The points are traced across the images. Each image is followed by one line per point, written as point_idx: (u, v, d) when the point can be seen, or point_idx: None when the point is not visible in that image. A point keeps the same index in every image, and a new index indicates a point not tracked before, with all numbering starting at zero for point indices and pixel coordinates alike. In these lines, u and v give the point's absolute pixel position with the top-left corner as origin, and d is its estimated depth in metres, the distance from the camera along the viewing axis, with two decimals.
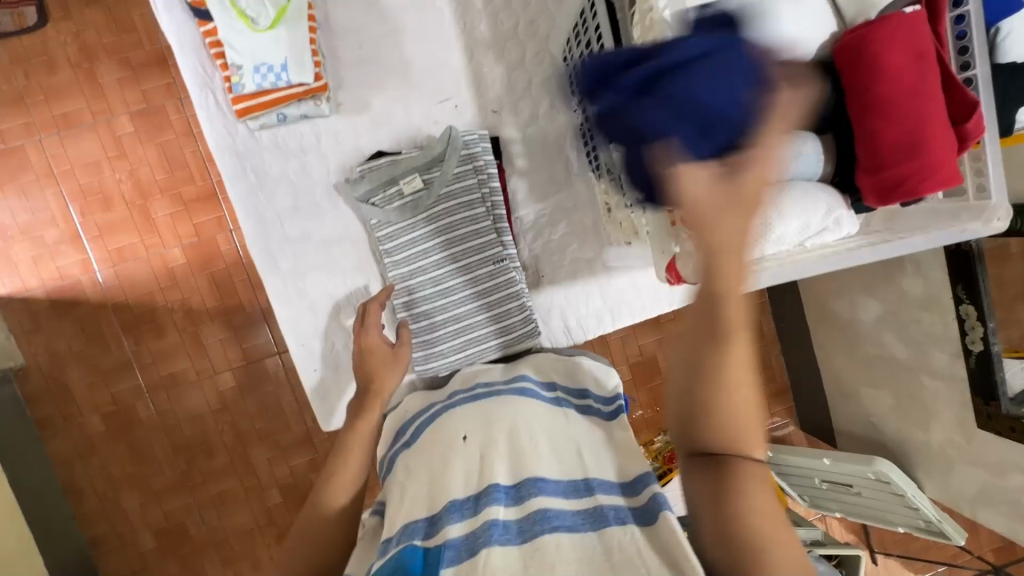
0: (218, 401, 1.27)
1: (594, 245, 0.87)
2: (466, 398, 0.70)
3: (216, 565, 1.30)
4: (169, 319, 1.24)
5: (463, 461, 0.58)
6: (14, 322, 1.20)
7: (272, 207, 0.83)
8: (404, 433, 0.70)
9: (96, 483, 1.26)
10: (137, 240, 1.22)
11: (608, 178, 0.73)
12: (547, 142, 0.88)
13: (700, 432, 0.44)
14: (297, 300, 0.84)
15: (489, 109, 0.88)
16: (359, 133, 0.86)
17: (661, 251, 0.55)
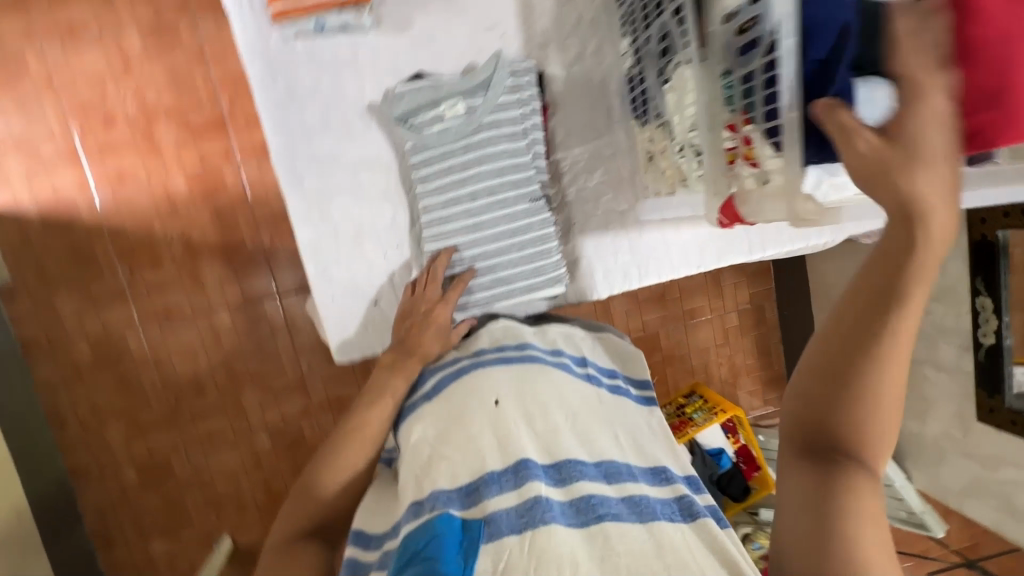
0: (213, 339, 1.24)
1: (627, 196, 0.87)
2: (496, 361, 0.65)
3: (199, 505, 1.28)
4: (167, 251, 1.20)
5: (499, 427, 0.56)
6: (3, 238, 1.15)
7: (302, 121, 0.80)
8: (423, 383, 0.67)
9: (81, 413, 1.22)
10: (138, 163, 1.17)
11: (657, 123, 0.73)
12: (591, 83, 0.87)
13: (844, 424, 0.41)
14: (321, 222, 0.83)
15: (536, 44, 0.84)
16: (396, 52, 0.81)
17: (715, 191, 0.60)
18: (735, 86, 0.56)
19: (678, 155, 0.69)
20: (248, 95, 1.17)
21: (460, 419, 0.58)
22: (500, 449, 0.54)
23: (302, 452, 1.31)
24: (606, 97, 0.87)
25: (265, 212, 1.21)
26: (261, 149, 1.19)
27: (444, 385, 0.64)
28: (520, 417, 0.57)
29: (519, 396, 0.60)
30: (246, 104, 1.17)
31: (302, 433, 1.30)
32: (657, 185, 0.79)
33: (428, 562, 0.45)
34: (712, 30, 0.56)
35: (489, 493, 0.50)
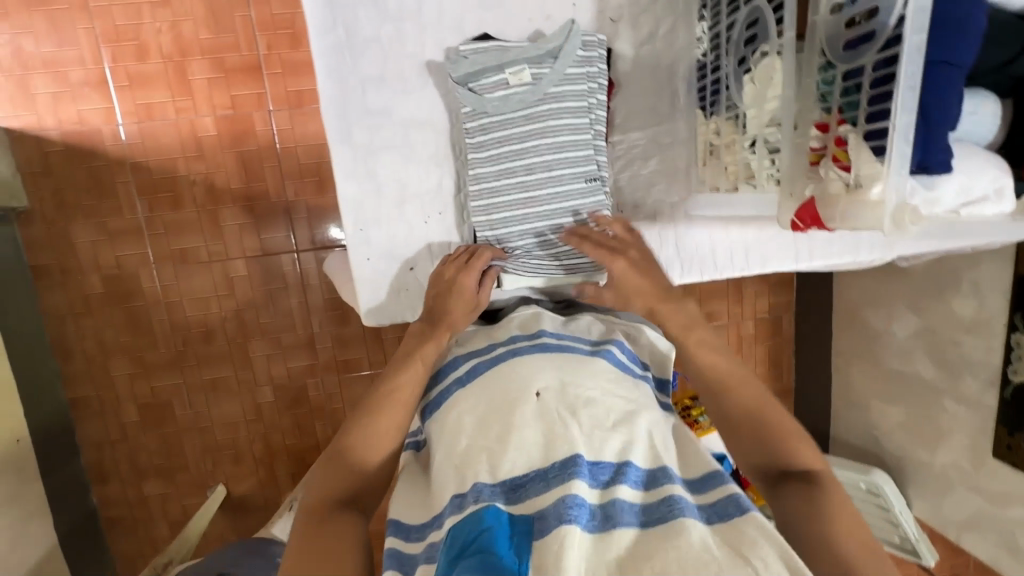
0: (226, 288, 1.22)
1: (681, 189, 0.87)
2: (534, 349, 0.68)
3: (196, 451, 1.28)
4: (189, 192, 1.17)
5: (543, 421, 0.61)
6: (23, 159, 1.12)
7: (356, 72, 0.78)
8: (454, 369, 0.70)
9: (87, 346, 1.21)
10: (167, 98, 1.13)
11: (726, 115, 0.76)
12: (658, 67, 0.86)
13: (767, 460, 0.64)
14: (365, 178, 0.81)
15: (608, 16, 0.83)
16: (463, 7, 0.80)
17: (791, 192, 0.64)
18: (836, 82, 0.59)
19: (751, 150, 0.72)
20: (286, 40, 1.13)
21: (508, 408, 0.62)
22: (547, 447, 0.59)
23: (303, 409, 1.30)
24: (673, 81, 0.86)
25: (292, 165, 1.18)
26: (294, 98, 1.15)
27: (479, 370, 0.67)
28: (563, 409, 0.61)
29: (563, 391, 0.63)
30: (284, 50, 1.13)
31: (305, 391, 1.29)
32: (716, 180, 0.80)
33: (482, 555, 0.51)
34: (814, 19, 0.59)
35: (534, 490, 0.56)
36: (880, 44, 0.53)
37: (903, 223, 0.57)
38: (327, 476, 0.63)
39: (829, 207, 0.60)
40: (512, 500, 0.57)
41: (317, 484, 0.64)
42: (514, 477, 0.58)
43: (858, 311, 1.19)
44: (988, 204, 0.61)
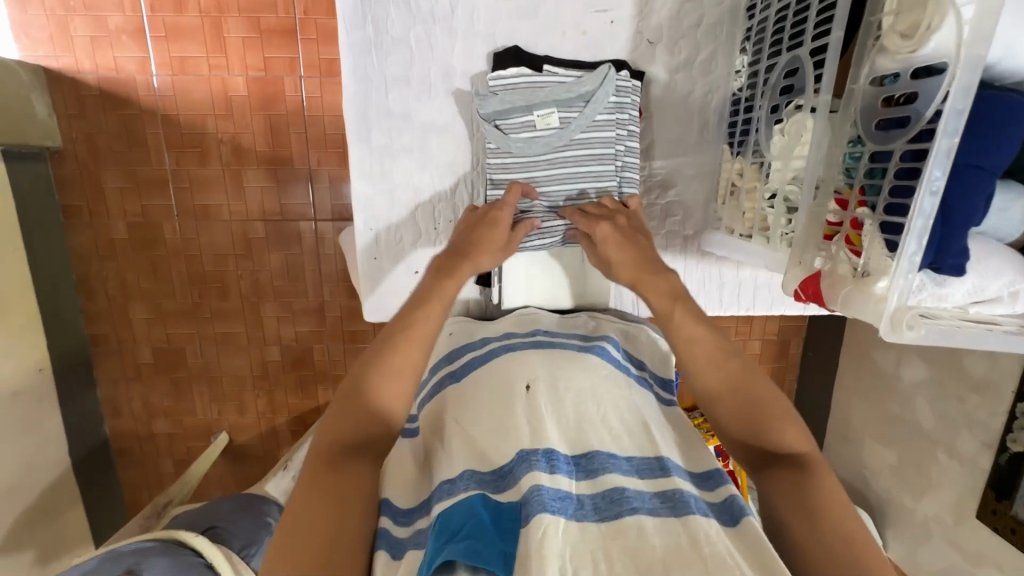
0: (243, 246, 1.25)
1: (696, 225, 0.94)
2: (528, 345, 0.80)
3: (204, 398, 1.34)
4: (215, 149, 1.18)
5: (531, 410, 0.69)
6: (59, 100, 1.14)
7: (381, 71, 0.84)
8: (459, 358, 0.83)
9: (110, 288, 1.26)
10: (202, 54, 1.13)
11: (753, 157, 0.79)
12: (691, 97, 0.90)
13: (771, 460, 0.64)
14: (379, 179, 0.88)
15: (645, 38, 0.86)
16: (499, 14, 0.83)
17: (801, 261, 0.68)
18: (863, 158, 0.62)
19: (766, 203, 0.76)
20: (323, 6, 1.11)
21: (504, 399, 0.71)
22: (531, 437, 0.65)
23: (306, 371, 1.35)
24: (705, 113, 0.90)
25: (318, 133, 1.18)
26: (325, 66, 1.15)
27: (472, 365, 0.80)
28: (548, 400, 0.71)
29: (551, 387, 0.72)
30: (321, 16, 1.12)
31: (310, 354, 1.33)
32: (733, 222, 0.85)
33: (470, 541, 0.54)
34: (853, 88, 0.63)
35: (521, 474, 0.61)
36: (911, 134, 0.56)
37: (899, 324, 0.59)
38: (342, 424, 0.63)
39: (833, 285, 0.65)
40: (500, 488, 0.62)
41: (327, 432, 0.63)
42: (503, 466, 0.64)
43: (867, 350, 1.16)
44: (999, 302, 0.65)
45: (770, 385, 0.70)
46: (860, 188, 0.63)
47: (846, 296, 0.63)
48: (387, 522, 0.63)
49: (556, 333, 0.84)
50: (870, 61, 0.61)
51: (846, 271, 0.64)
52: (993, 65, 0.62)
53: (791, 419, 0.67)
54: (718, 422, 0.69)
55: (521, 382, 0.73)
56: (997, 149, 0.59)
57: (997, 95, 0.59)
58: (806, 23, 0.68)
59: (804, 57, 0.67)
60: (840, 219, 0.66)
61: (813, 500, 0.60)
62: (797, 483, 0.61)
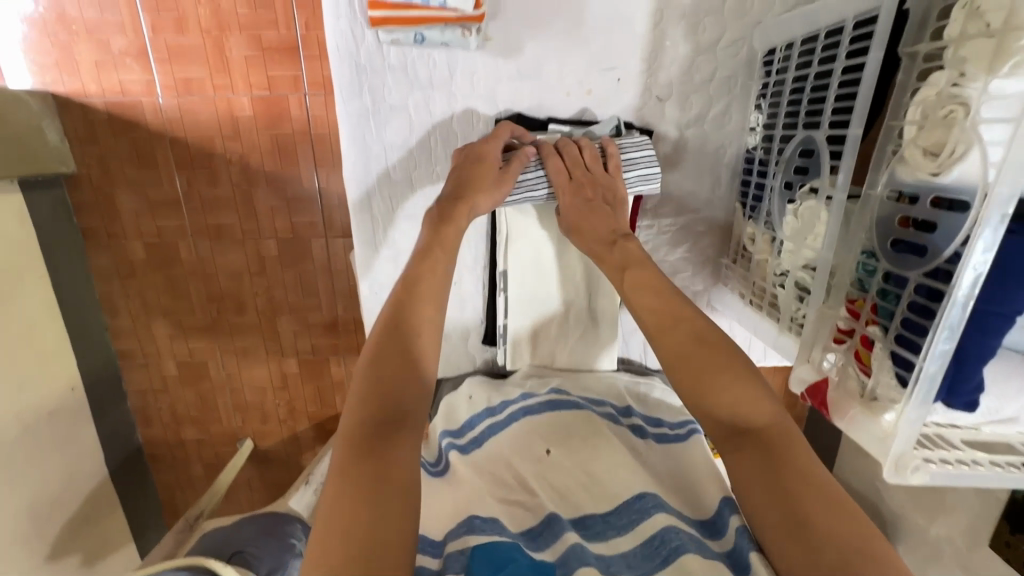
0: (258, 264, 1.26)
1: (704, 280, 1.10)
2: (546, 407, 0.92)
3: (228, 408, 1.40)
4: (225, 170, 1.18)
5: (552, 472, 0.83)
6: (70, 126, 1.14)
7: (378, 142, 0.97)
8: (473, 428, 0.92)
9: (132, 307, 1.29)
10: (205, 75, 1.11)
11: (764, 226, 0.93)
12: (703, 152, 1.01)
13: (743, 436, 0.68)
14: (376, 243, 1.02)
15: (654, 95, 0.97)
16: (501, 77, 0.95)
17: (808, 358, 0.80)
18: (878, 275, 0.70)
19: (776, 279, 0.89)
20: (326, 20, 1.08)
21: (529, 464, 0.84)
22: (563, 496, 0.80)
23: (324, 383, 1.38)
24: (718, 167, 1.02)
25: (325, 151, 1.17)
26: (330, 84, 1.13)
27: (501, 428, 0.90)
28: (567, 461, 0.84)
29: (568, 450, 0.85)
30: (323, 32, 1.09)
31: (327, 366, 1.37)
32: (742, 287, 1.01)
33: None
34: (871, 193, 0.71)
35: (552, 536, 0.72)
36: (927, 268, 0.63)
37: (904, 468, 0.67)
38: (365, 399, 0.67)
39: (840, 403, 0.75)
40: (535, 546, 0.72)
41: (361, 396, 0.68)
42: (533, 529, 0.75)
43: None
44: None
45: (746, 373, 0.72)
46: (874, 308, 0.71)
47: (853, 417, 0.74)
48: (425, 562, 0.69)
49: (564, 392, 0.95)
50: (889, 169, 0.69)
51: (855, 390, 0.74)
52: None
53: (758, 395, 0.70)
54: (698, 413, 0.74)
55: (541, 447, 0.86)
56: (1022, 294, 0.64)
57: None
58: (824, 106, 0.76)
59: (822, 142, 0.76)
60: (849, 327, 0.75)
61: (781, 469, 0.64)
62: (766, 462, 0.65)
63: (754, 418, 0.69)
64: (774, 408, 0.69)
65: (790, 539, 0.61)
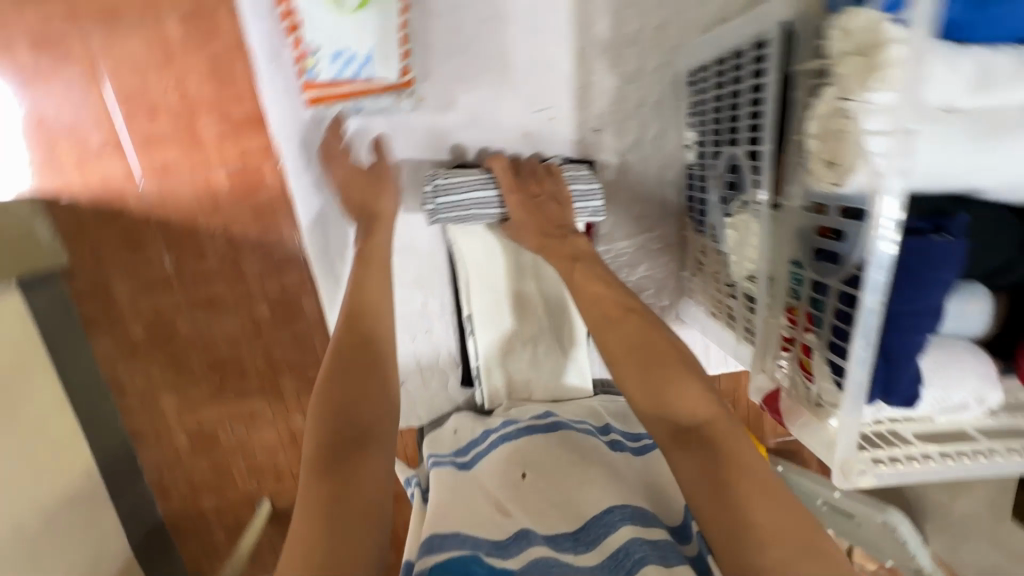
0: (254, 330, 1.30)
1: (668, 295, 1.20)
2: (521, 432, 0.93)
3: (243, 471, 1.41)
4: (211, 244, 1.22)
5: (525, 496, 0.83)
6: (60, 223, 1.18)
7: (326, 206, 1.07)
8: (462, 454, 0.95)
9: (139, 387, 1.32)
10: (181, 156, 1.16)
11: (712, 239, 1.01)
12: (645, 172, 1.11)
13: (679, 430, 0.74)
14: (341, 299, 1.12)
15: (590, 126, 1.07)
16: (437, 128, 1.04)
17: (763, 367, 0.88)
18: (805, 283, 0.77)
19: (728, 290, 0.98)
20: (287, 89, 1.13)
21: (501, 488, 0.84)
22: (537, 514, 0.79)
23: None
24: (663, 185, 1.13)
25: None
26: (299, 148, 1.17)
27: (484, 454, 0.93)
28: (542, 483, 0.85)
29: (543, 471, 0.86)
30: None
31: None
32: (705, 295, 1.09)
33: None
34: (789, 206, 0.78)
35: (518, 548, 0.72)
36: (842, 277, 0.69)
37: (849, 471, 0.75)
38: (325, 424, 0.74)
39: (792, 412, 0.83)
40: (500, 554, 0.71)
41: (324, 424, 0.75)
42: (501, 539, 0.74)
43: None
44: (966, 408, 0.81)
45: (682, 369, 0.79)
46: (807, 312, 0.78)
47: (804, 423, 0.81)
48: None
49: (553, 415, 0.98)
50: (802, 182, 0.75)
51: (804, 396, 0.82)
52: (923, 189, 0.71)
53: (699, 389, 0.76)
54: (643, 407, 0.78)
55: (517, 471, 0.87)
56: (926, 295, 0.70)
57: (930, 242, 0.68)
58: (742, 125, 0.83)
59: (745, 159, 0.84)
60: (791, 336, 0.82)
61: (715, 460, 0.69)
62: (701, 455, 0.70)
63: (694, 408, 0.75)
64: (710, 401, 0.75)
65: (723, 523, 0.65)
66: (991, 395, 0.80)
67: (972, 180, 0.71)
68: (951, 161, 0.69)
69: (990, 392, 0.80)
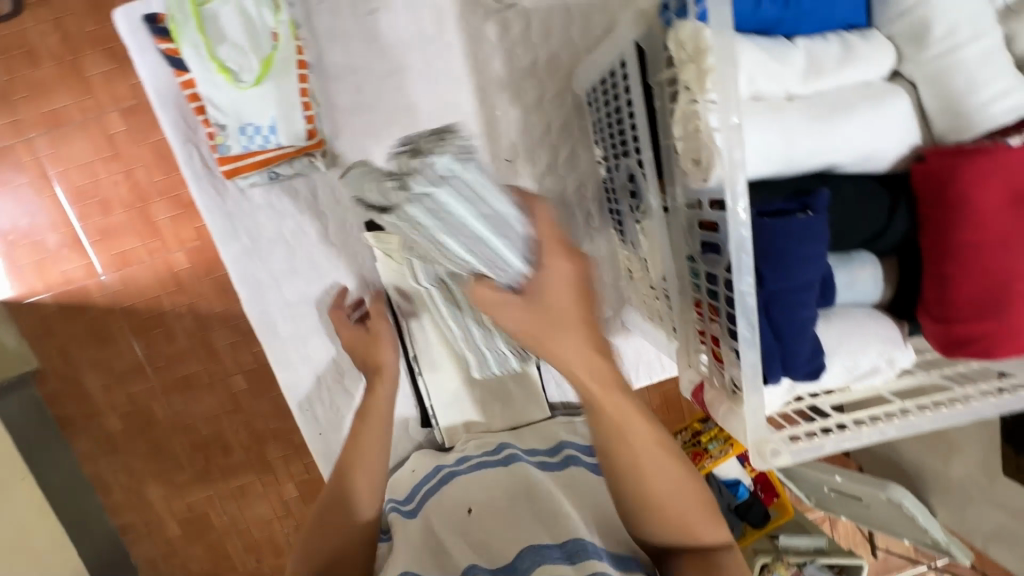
0: (231, 403, 1.29)
1: (613, 305, 1.13)
2: (471, 469, 0.95)
3: (240, 551, 1.37)
4: (178, 324, 1.23)
5: (469, 529, 0.83)
6: (25, 326, 1.19)
7: (267, 268, 1.07)
8: (415, 495, 0.97)
9: (122, 480, 1.30)
10: (139, 243, 1.18)
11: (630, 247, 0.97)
12: (565, 196, 1.09)
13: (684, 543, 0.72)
14: (300, 362, 1.11)
15: (503, 159, 1.08)
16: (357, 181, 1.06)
17: (688, 363, 0.84)
18: (700, 275, 0.75)
19: (652, 294, 0.95)
20: None
21: (447, 521, 0.86)
22: (479, 543, 0.80)
23: None
24: (585, 204, 1.09)
25: None
26: None
27: (432, 490, 0.95)
28: (487, 511, 0.85)
29: (487, 502, 0.87)
30: None
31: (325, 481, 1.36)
32: (638, 303, 1.04)
33: None
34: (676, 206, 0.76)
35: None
36: (724, 263, 0.67)
37: (763, 451, 0.73)
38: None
39: (715, 402, 0.79)
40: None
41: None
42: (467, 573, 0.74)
43: None
44: (881, 370, 0.81)
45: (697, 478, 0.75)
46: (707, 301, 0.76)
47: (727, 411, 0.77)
48: None
49: (506, 445, 1.01)
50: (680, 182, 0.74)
51: (722, 386, 0.78)
52: (781, 172, 0.75)
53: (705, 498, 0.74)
54: (630, 477, 0.71)
55: (464, 506, 0.87)
56: (799, 272, 0.70)
57: (792, 220, 0.69)
58: (625, 133, 0.83)
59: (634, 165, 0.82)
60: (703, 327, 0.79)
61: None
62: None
63: (681, 481, 0.72)
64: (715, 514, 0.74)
65: None
66: (901, 353, 0.81)
67: (825, 156, 0.75)
68: (796, 142, 0.73)
69: (897, 353, 0.81)
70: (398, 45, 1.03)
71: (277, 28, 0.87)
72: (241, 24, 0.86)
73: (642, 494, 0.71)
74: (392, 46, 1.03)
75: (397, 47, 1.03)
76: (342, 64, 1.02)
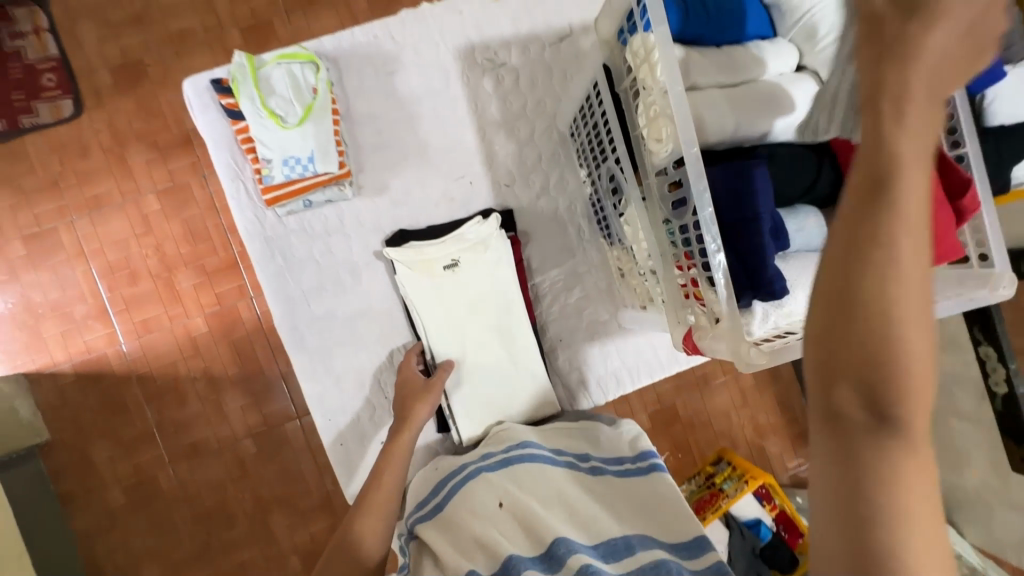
0: (238, 469, 1.27)
1: (607, 308, 1.21)
2: (497, 465, 0.94)
3: None
4: (192, 388, 1.26)
5: (499, 524, 0.83)
6: (41, 398, 1.22)
7: (298, 287, 1.16)
8: (439, 493, 0.95)
9: (118, 560, 1.24)
10: (161, 310, 1.25)
11: (620, 245, 1.04)
12: (556, 217, 1.22)
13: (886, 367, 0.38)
14: (325, 374, 1.16)
15: (502, 183, 1.21)
16: (381, 212, 1.17)
17: (678, 320, 0.87)
18: (675, 231, 0.82)
19: (641, 281, 1.00)
20: None
21: (476, 517, 0.85)
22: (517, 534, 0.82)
23: None
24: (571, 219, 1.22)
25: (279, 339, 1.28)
26: None
27: (455, 489, 0.93)
28: (517, 509, 0.85)
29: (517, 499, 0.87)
30: None
31: None
32: (630, 297, 1.11)
33: None
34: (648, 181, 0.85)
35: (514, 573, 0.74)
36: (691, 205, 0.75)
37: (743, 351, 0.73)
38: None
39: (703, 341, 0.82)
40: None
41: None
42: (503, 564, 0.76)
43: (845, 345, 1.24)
44: None
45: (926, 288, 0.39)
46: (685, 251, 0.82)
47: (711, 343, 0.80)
48: None
49: (529, 442, 0.99)
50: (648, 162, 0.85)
51: (707, 324, 0.81)
52: (722, 141, 0.85)
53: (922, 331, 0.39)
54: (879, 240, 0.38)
55: (494, 500, 0.87)
56: (755, 204, 0.78)
57: (745, 163, 0.78)
58: (600, 138, 0.96)
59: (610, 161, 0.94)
60: (685, 280, 0.85)
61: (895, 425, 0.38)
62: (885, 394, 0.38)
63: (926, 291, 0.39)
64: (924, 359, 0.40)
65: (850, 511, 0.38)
66: None
67: (760, 126, 0.85)
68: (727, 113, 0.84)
69: None
70: (413, 102, 1.19)
71: (316, 84, 1.07)
72: (289, 84, 1.05)
73: (886, 259, 0.37)
74: (410, 103, 1.20)
75: (413, 104, 1.19)
76: (364, 113, 1.18)
